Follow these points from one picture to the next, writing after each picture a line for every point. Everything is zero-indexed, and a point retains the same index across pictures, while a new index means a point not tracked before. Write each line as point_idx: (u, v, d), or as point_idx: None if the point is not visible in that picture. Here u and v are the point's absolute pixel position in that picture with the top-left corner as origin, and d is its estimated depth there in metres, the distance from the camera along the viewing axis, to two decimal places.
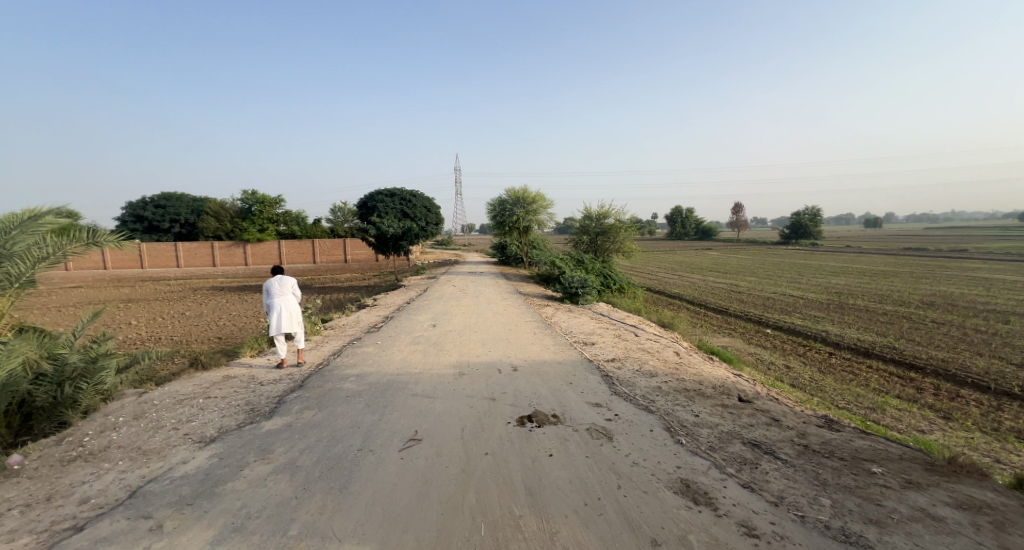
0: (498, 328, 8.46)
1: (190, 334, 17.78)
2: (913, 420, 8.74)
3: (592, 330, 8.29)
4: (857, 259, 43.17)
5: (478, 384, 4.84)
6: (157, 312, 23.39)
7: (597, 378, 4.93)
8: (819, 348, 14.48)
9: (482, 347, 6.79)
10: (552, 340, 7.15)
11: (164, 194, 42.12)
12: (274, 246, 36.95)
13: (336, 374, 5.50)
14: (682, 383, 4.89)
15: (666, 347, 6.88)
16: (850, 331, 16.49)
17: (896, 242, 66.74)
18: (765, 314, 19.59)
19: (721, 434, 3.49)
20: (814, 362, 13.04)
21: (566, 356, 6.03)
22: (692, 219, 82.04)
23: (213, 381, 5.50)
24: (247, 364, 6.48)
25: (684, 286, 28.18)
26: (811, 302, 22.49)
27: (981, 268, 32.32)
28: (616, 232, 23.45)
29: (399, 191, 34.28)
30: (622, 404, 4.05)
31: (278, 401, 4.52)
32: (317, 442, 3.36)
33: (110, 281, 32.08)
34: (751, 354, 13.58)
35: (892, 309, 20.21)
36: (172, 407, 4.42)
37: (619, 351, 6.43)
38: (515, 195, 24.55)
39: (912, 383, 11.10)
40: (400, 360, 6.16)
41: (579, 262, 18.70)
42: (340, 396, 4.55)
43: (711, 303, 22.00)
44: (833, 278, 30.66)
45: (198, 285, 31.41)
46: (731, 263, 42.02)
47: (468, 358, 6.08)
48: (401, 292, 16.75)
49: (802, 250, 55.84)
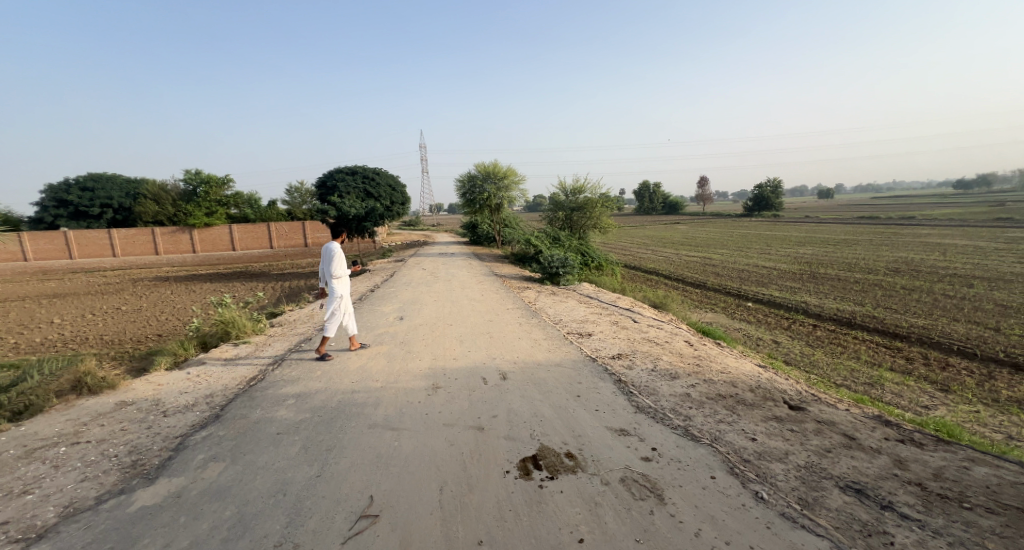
0: (477, 319, 7.32)
1: (123, 333, 15.66)
2: (915, 395, 8.29)
3: (584, 318, 7.31)
4: (819, 229, 44.29)
5: (459, 402, 3.72)
6: (87, 307, 20.76)
7: (610, 388, 3.90)
8: (802, 320, 14.15)
9: (460, 346, 5.63)
10: (543, 333, 6.08)
11: (91, 176, 37.82)
12: (224, 231, 33.98)
13: (275, 394, 4.25)
14: (715, 388, 3.95)
15: (674, 336, 5.98)
16: (829, 301, 16.37)
17: (850, 211, 69.44)
18: (743, 287, 19.36)
19: (802, 473, 2.52)
20: (800, 335, 12.66)
21: (564, 356, 4.96)
22: (659, 193, 82.11)
23: (99, 413, 4.08)
24: (158, 381, 5.07)
25: (658, 261, 27.67)
26: (784, 273, 22.47)
27: (933, 234, 33.61)
28: (592, 208, 22.51)
29: (361, 168, 32.13)
30: (654, 430, 3.04)
31: (177, 447, 3.23)
32: (210, 537, 2.16)
33: (33, 274, 28.56)
34: (737, 331, 13.06)
35: (861, 276, 20.44)
36: (15, 464, 3.05)
37: (625, 347, 5.45)
38: (485, 170, 23.19)
39: (901, 353, 10.80)
40: (357, 369, 4.90)
41: (555, 240, 17.68)
42: (268, 434, 3.31)
43: (688, 278, 21.66)
44: (800, 249, 31.06)
45: (139, 275, 28.51)
46: (700, 236, 42.22)
47: (444, 364, 4.89)
48: (364, 278, 15.24)
49: (766, 221, 57.05)
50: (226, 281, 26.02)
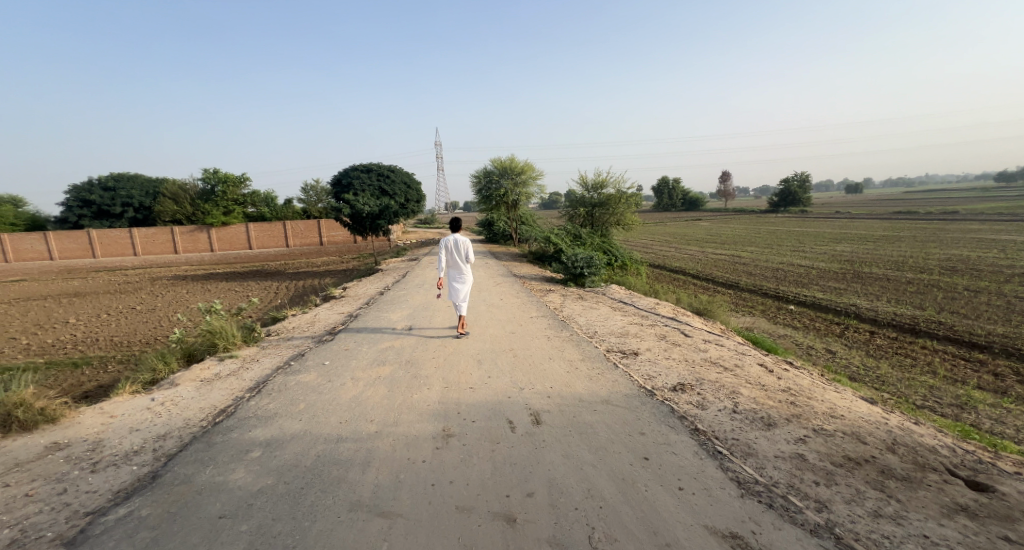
0: (498, 330, 6.27)
1: (132, 334, 15.23)
2: (1018, 420, 6.91)
3: (624, 331, 6.19)
4: (854, 224, 41.78)
5: (478, 465, 2.69)
6: (103, 306, 20.60)
7: (688, 444, 2.81)
8: (855, 326, 12.66)
9: (479, 368, 4.61)
10: (579, 354, 4.97)
11: (114, 175, 38.29)
12: (240, 229, 33.83)
13: (243, 439, 3.29)
14: (839, 444, 2.78)
15: (743, 357, 4.79)
16: (882, 303, 14.77)
17: (883, 205, 65.55)
18: (781, 288, 17.86)
19: None
20: (857, 344, 11.22)
21: (611, 387, 3.88)
22: (679, 189, 79.60)
23: (17, 463, 3.18)
24: (114, 412, 4.19)
25: (684, 259, 26.19)
26: (825, 272, 20.82)
27: (985, 230, 30.97)
28: (615, 203, 21.24)
29: (376, 165, 31.52)
30: (784, 538, 1.96)
31: (77, 535, 2.27)
32: None
33: (58, 273, 28.91)
34: (784, 338, 11.71)
35: (913, 275, 18.68)
36: None
37: (687, 374, 4.29)
38: (502, 165, 22.15)
39: (985, 367, 9.28)
40: (351, 401, 3.92)
41: (577, 237, 16.54)
42: (210, 516, 2.34)
43: (718, 277, 20.24)
44: (837, 246, 29.06)
45: (158, 274, 28.47)
46: (726, 233, 40.27)
47: (458, 396, 3.86)
48: (377, 279, 14.38)
49: (795, 217, 54.41)
50: (241, 280, 25.63)
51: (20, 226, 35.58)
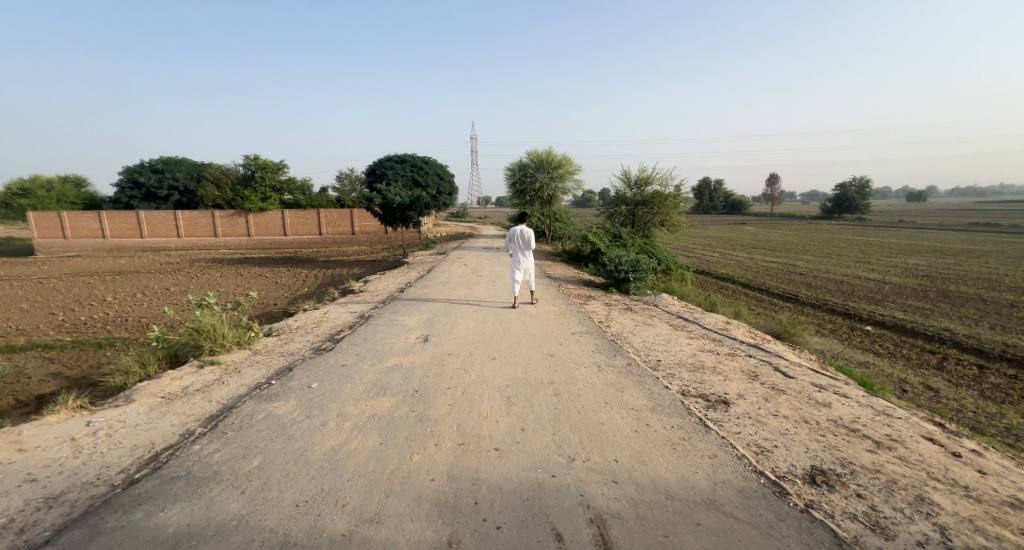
0: (532, 350, 4.96)
1: (158, 318, 14.89)
2: None
3: (696, 363, 4.74)
4: (925, 235, 37.60)
5: None
6: (141, 286, 20.76)
7: None
8: (955, 358, 10.56)
9: (507, 414, 3.32)
10: (646, 400, 3.60)
11: (162, 158, 39.42)
12: (276, 215, 33.94)
13: (148, 527, 2.14)
14: None
15: (892, 423, 3.28)
16: (983, 330, 12.49)
17: (954, 216, 59.34)
18: (850, 304, 15.66)
19: None
20: (963, 380, 9.22)
21: (711, 475, 2.50)
22: (720, 191, 75.52)
23: None
24: (26, 443, 3.14)
25: (731, 266, 23.99)
26: (901, 288, 18.28)
27: None
28: (661, 202, 19.44)
29: (410, 156, 30.81)
30: None
31: None
32: None
33: (107, 252, 29.87)
34: (867, 367, 9.83)
35: (1013, 298, 15.97)
36: None
37: (820, 450, 2.84)
38: (538, 158, 20.76)
39: None
40: (324, 459, 2.74)
41: (617, 237, 15.01)
42: None
43: (774, 288, 18.18)
44: (910, 258, 25.90)
45: (197, 256, 28.85)
46: (777, 239, 37.20)
47: (478, 467, 2.61)
48: (401, 272, 13.37)
49: (855, 225, 49.97)
50: (274, 265, 25.50)
51: (77, 204, 37.11)
